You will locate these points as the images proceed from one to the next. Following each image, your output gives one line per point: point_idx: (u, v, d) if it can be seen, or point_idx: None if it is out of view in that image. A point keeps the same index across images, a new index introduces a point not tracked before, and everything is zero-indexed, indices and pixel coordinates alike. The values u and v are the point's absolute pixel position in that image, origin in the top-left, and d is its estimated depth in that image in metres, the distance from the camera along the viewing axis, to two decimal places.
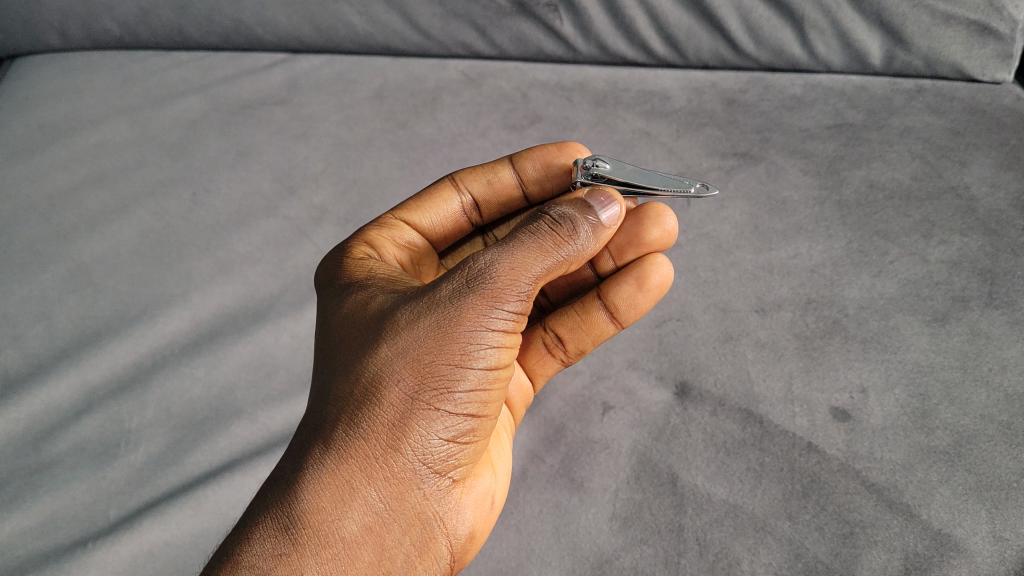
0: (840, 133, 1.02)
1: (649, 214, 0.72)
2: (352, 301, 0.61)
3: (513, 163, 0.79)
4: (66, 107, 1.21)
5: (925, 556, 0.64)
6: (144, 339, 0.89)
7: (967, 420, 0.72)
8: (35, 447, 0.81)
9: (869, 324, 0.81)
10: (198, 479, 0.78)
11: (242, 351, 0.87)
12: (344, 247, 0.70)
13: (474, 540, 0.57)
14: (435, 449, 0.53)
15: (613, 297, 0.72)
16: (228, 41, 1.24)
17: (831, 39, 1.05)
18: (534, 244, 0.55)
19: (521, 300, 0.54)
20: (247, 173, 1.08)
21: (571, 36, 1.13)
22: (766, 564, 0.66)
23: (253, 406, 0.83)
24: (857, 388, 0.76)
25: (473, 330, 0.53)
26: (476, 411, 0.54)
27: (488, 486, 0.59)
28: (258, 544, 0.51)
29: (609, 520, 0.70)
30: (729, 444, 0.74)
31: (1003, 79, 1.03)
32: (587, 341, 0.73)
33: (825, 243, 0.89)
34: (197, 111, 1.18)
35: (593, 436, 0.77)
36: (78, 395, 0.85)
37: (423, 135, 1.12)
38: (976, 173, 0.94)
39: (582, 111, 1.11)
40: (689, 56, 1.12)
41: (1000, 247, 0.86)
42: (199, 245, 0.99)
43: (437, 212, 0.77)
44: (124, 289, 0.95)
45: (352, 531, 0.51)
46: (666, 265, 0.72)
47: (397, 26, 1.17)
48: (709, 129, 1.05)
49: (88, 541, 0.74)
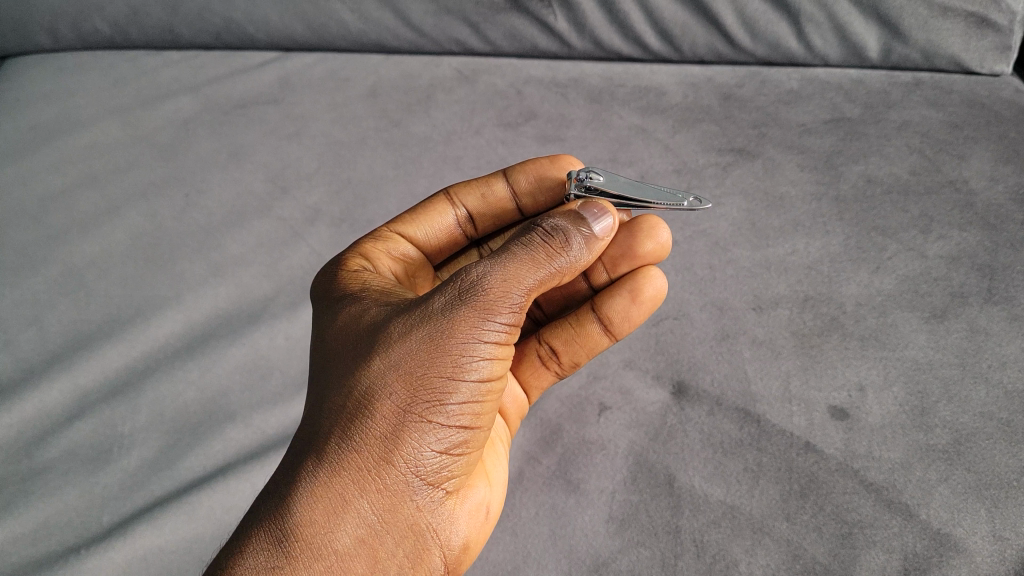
0: (838, 128, 1.00)
1: (643, 228, 0.71)
2: (346, 314, 0.60)
3: (507, 176, 0.78)
4: (57, 109, 1.19)
5: (925, 556, 0.64)
6: (138, 343, 0.88)
7: (967, 418, 0.71)
8: (28, 453, 0.80)
9: (867, 321, 0.80)
10: (192, 483, 0.77)
11: (236, 353, 0.87)
12: (338, 259, 0.69)
13: (467, 550, 0.57)
14: (428, 461, 0.52)
15: (607, 310, 0.71)
16: (220, 40, 1.22)
17: (827, 33, 1.04)
18: (526, 256, 0.55)
19: (514, 312, 0.54)
20: (241, 173, 1.07)
21: (566, 31, 1.12)
22: (764, 565, 0.65)
23: (247, 409, 0.83)
24: (855, 386, 0.75)
25: (465, 342, 0.52)
26: (469, 422, 0.53)
27: (482, 496, 0.59)
28: (250, 557, 0.50)
29: (606, 523, 0.70)
30: (727, 444, 0.73)
31: (1002, 71, 1.02)
32: (582, 354, 0.73)
33: (823, 239, 0.88)
34: (189, 111, 1.17)
35: (590, 438, 0.76)
36: (71, 400, 0.84)
37: (417, 133, 1.11)
38: (974, 168, 0.93)
39: (577, 108, 1.10)
40: (685, 51, 1.11)
41: (999, 242, 0.85)
42: (192, 247, 0.99)
43: (431, 225, 0.77)
44: (115, 293, 0.94)
45: (344, 544, 0.51)
46: (661, 278, 0.71)
47: (390, 23, 1.16)
48: (705, 124, 1.04)
49: (81, 547, 0.73)
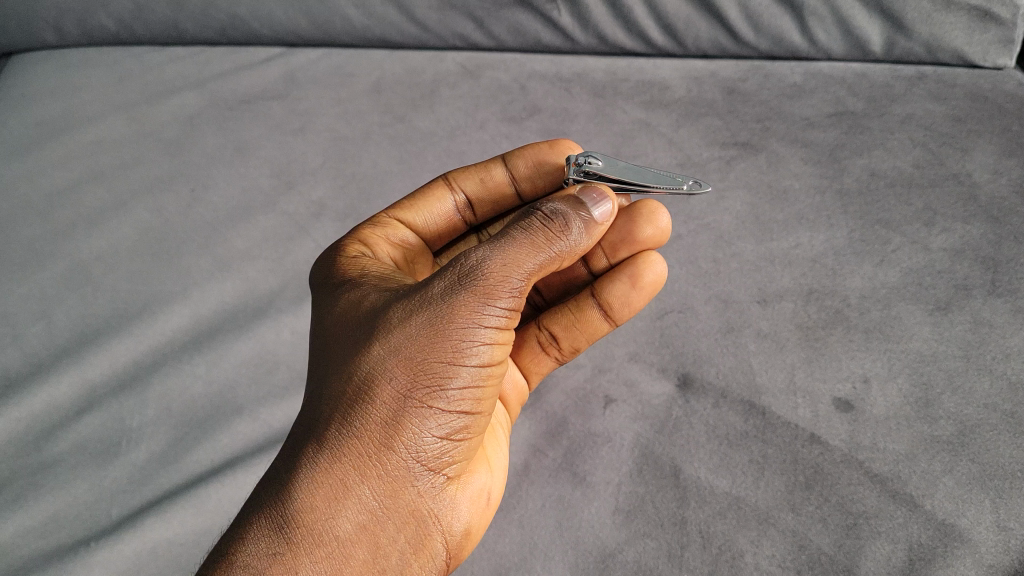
0: (841, 121, 1.01)
1: (643, 213, 0.71)
2: (345, 300, 0.60)
3: (506, 162, 0.78)
4: (62, 105, 1.19)
5: (930, 547, 0.64)
6: (145, 337, 0.89)
7: (971, 410, 0.72)
8: (37, 446, 0.81)
9: (871, 314, 0.80)
10: (200, 477, 0.78)
11: (243, 349, 0.87)
12: (337, 245, 0.69)
13: (469, 536, 0.57)
14: (429, 446, 0.53)
15: (606, 296, 0.71)
16: (224, 36, 1.22)
17: (831, 27, 1.04)
18: (525, 241, 0.55)
19: (514, 296, 0.54)
20: (246, 168, 1.08)
21: (569, 27, 1.12)
22: (769, 556, 0.65)
23: (254, 403, 0.83)
24: (859, 377, 0.76)
25: (466, 327, 0.53)
26: (470, 408, 0.54)
27: (483, 482, 0.59)
28: (252, 544, 0.51)
29: (611, 514, 0.70)
30: (732, 436, 0.73)
31: (1005, 64, 1.02)
32: (582, 339, 0.73)
33: (827, 233, 0.88)
34: (194, 107, 1.17)
35: (595, 430, 0.77)
36: (79, 394, 0.84)
37: (421, 128, 1.11)
38: (978, 161, 0.93)
39: (581, 102, 1.10)
40: (688, 46, 1.11)
41: (1003, 234, 0.85)
42: (198, 242, 0.99)
43: (430, 211, 0.77)
44: (123, 287, 0.95)
45: (345, 530, 0.51)
46: (660, 263, 0.72)
47: (394, 19, 1.16)
48: (709, 119, 1.04)
49: (91, 540, 0.74)
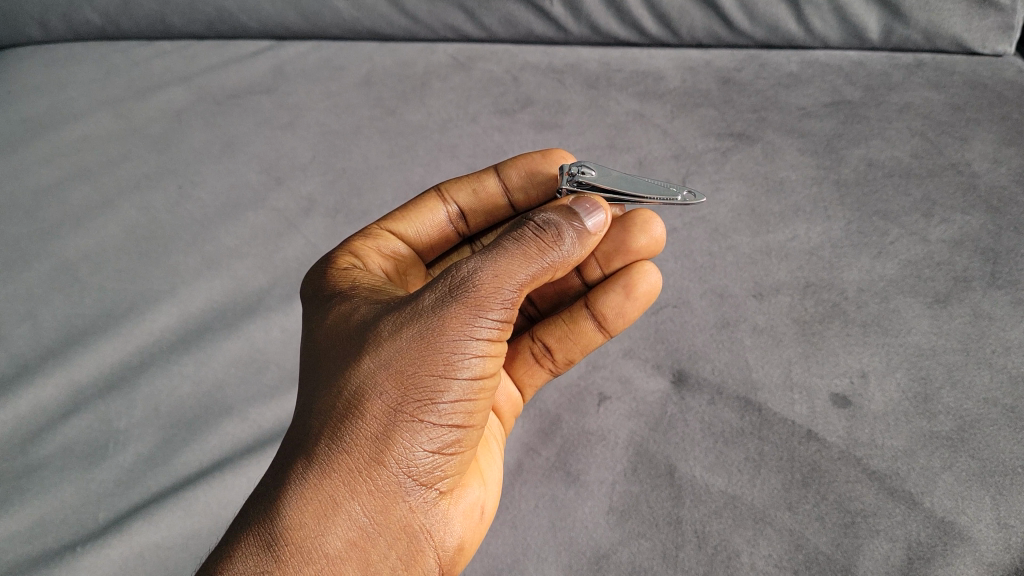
0: (839, 111, 0.99)
1: (637, 222, 0.70)
2: (335, 313, 0.59)
3: (498, 172, 0.77)
4: (47, 101, 1.17)
5: (928, 545, 0.63)
6: (132, 338, 0.87)
7: (970, 404, 0.70)
8: (22, 449, 0.79)
9: (869, 307, 0.79)
10: (189, 478, 0.77)
11: (231, 348, 0.86)
12: (327, 258, 0.68)
13: (462, 551, 0.56)
14: (420, 460, 0.51)
15: (600, 306, 0.70)
16: (212, 29, 1.20)
17: (827, 14, 1.02)
18: (517, 251, 0.54)
19: (506, 307, 0.53)
20: (234, 164, 1.06)
21: (562, 17, 1.10)
22: (766, 556, 0.64)
23: (243, 403, 0.82)
24: (857, 372, 0.74)
25: (457, 339, 0.51)
26: (462, 421, 0.52)
27: (475, 496, 0.58)
28: (238, 563, 0.49)
29: (606, 514, 0.69)
30: (728, 433, 0.72)
31: (1005, 51, 1.00)
32: (576, 351, 0.72)
33: (824, 224, 0.87)
34: (182, 102, 1.15)
35: (590, 428, 0.75)
36: (65, 396, 0.83)
37: (412, 121, 1.09)
38: (977, 149, 0.91)
39: (574, 94, 1.08)
40: (683, 35, 1.09)
41: (1003, 225, 0.83)
42: (186, 239, 0.97)
43: (423, 222, 0.75)
44: (110, 286, 0.93)
45: (335, 547, 0.50)
46: (655, 272, 0.70)
47: (384, 10, 1.14)
48: (704, 109, 1.02)
49: (77, 544, 0.72)
